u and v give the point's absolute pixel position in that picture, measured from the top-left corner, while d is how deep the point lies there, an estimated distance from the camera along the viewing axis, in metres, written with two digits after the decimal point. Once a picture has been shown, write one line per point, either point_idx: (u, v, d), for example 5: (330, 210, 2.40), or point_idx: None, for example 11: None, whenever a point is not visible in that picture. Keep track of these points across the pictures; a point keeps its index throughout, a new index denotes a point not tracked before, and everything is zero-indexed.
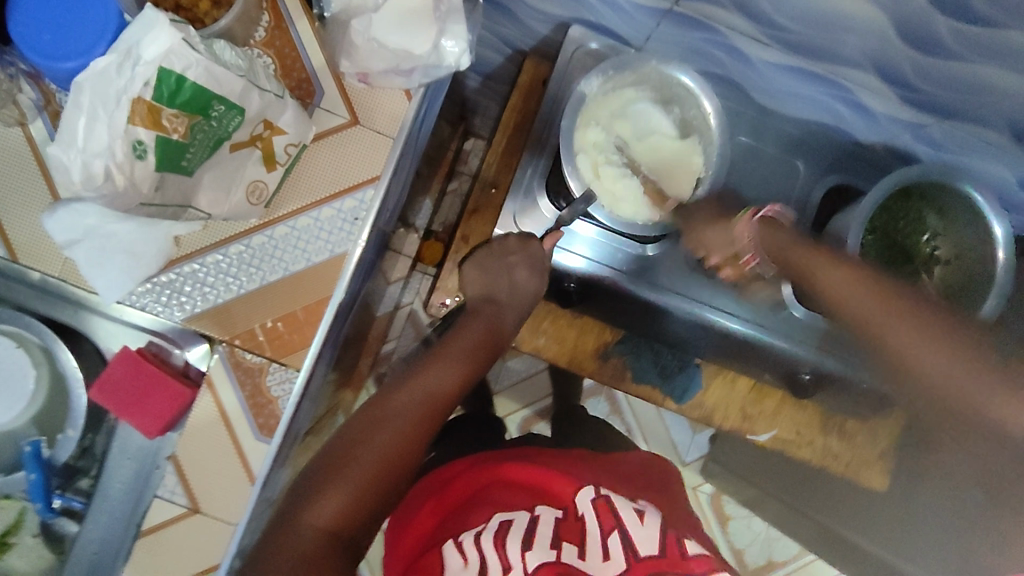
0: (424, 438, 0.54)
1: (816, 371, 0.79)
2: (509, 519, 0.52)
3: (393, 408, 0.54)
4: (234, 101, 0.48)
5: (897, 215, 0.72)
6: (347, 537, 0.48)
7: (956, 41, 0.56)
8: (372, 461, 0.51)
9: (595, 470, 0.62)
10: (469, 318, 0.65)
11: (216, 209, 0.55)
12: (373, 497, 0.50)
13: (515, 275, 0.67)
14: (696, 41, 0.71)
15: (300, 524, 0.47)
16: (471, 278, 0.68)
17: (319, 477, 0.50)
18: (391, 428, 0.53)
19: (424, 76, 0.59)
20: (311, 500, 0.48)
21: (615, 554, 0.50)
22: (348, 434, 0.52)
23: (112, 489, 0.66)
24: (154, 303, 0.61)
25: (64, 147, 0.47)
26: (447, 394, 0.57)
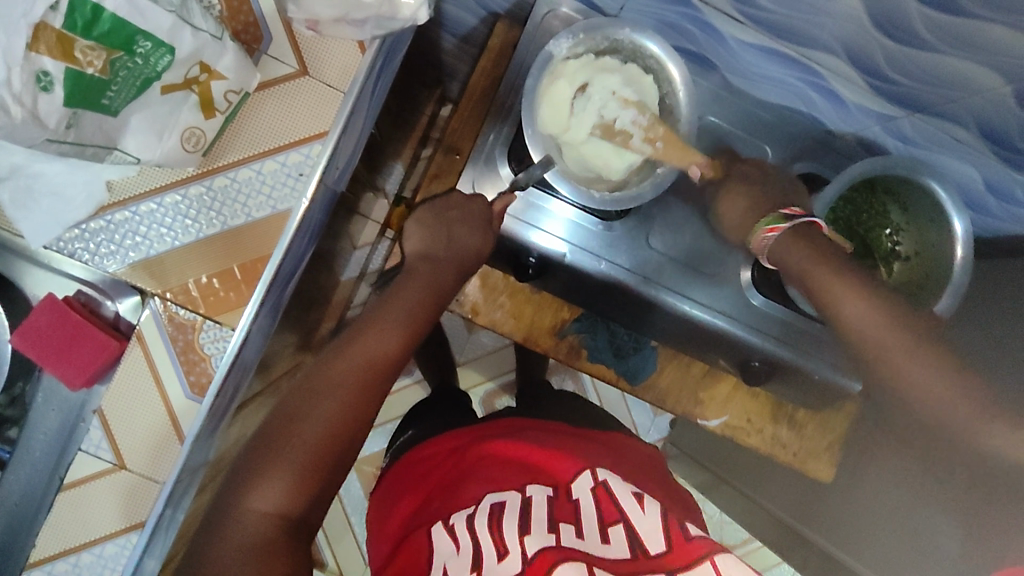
0: (366, 409, 0.51)
1: (767, 359, 0.78)
2: (500, 500, 0.48)
3: (330, 378, 0.51)
4: (162, 38, 0.45)
5: (861, 207, 0.73)
6: (297, 518, 0.46)
7: (931, 32, 0.54)
8: (311, 440, 0.48)
9: (582, 446, 0.59)
10: (412, 275, 0.62)
11: (146, 154, 0.53)
12: (318, 476, 0.48)
13: (454, 230, 0.66)
14: (672, 15, 0.69)
15: (246, 513, 0.45)
16: (410, 234, 0.67)
17: (260, 455, 0.47)
18: (329, 399, 0.50)
19: (378, 27, 0.56)
20: (252, 483, 0.46)
21: (617, 541, 0.46)
22: (285, 412, 0.49)
23: (35, 441, 0.65)
24: (83, 251, 0.58)
25: None
26: (388, 357, 0.54)
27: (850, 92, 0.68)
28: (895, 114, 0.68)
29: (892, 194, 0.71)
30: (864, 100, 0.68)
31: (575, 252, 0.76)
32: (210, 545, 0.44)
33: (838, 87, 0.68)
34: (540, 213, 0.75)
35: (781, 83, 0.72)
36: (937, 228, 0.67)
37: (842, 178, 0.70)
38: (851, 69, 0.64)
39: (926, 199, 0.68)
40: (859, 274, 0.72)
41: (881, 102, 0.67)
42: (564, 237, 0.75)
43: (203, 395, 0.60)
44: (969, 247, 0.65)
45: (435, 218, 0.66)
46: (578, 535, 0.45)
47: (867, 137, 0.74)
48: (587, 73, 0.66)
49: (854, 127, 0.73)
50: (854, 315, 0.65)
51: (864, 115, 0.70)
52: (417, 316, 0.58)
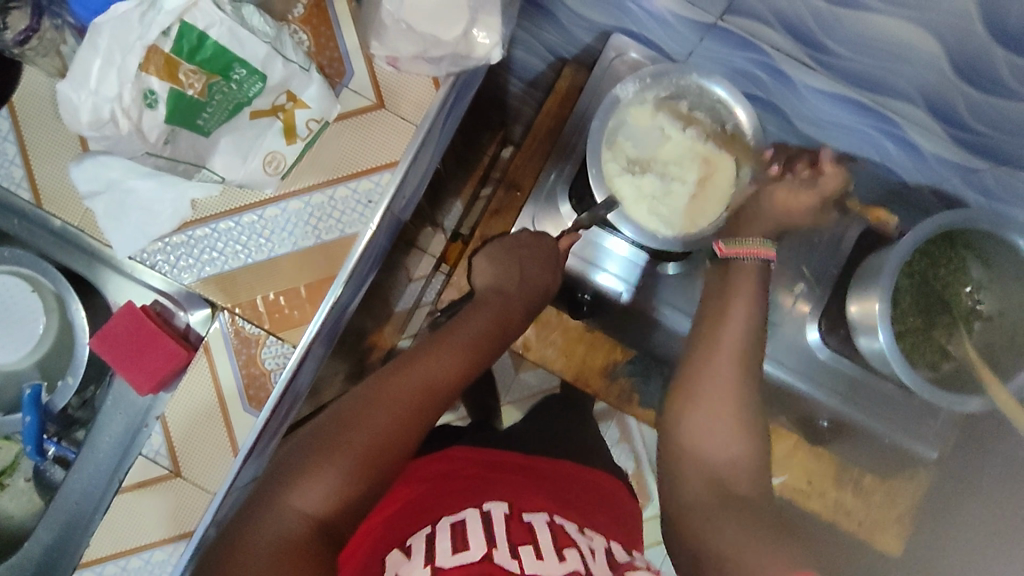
0: (417, 429, 0.55)
1: (834, 418, 0.77)
2: (460, 518, 0.50)
3: (388, 395, 0.55)
4: (256, 67, 0.49)
5: (938, 260, 0.67)
6: (330, 525, 0.49)
7: (1019, 79, 0.52)
8: (360, 450, 0.51)
9: (528, 480, 0.61)
10: (481, 306, 0.67)
11: (231, 174, 0.58)
12: (361, 487, 0.51)
13: (527, 267, 0.68)
14: (741, 61, 0.69)
15: (285, 510, 0.48)
16: (481, 268, 0.70)
17: (307, 458, 0.50)
18: (383, 417, 0.53)
19: (452, 65, 0.58)
20: (299, 480, 0.49)
21: (574, 560, 0.46)
22: (337, 420, 0.53)
23: (99, 442, 0.68)
24: (163, 263, 0.61)
25: (74, 86, 0.45)
26: (445, 382, 0.58)
27: (929, 143, 0.66)
28: (977, 165, 0.65)
29: (971, 248, 0.66)
30: (944, 151, 0.66)
31: (630, 291, 0.75)
32: (244, 534, 0.47)
33: (916, 137, 0.66)
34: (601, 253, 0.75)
35: (852, 131, 0.70)
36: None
37: (923, 228, 0.65)
38: (930, 118, 0.62)
39: (1015, 256, 0.64)
40: (934, 331, 0.67)
41: (962, 152, 0.64)
42: (623, 277, 0.75)
43: (260, 409, 0.61)
44: None
45: (506, 253, 0.69)
46: (538, 556, 0.45)
47: (944, 190, 0.71)
48: (648, 123, 0.69)
49: (932, 180, 0.71)
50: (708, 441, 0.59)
51: (942, 166, 0.68)
52: (477, 346, 0.63)
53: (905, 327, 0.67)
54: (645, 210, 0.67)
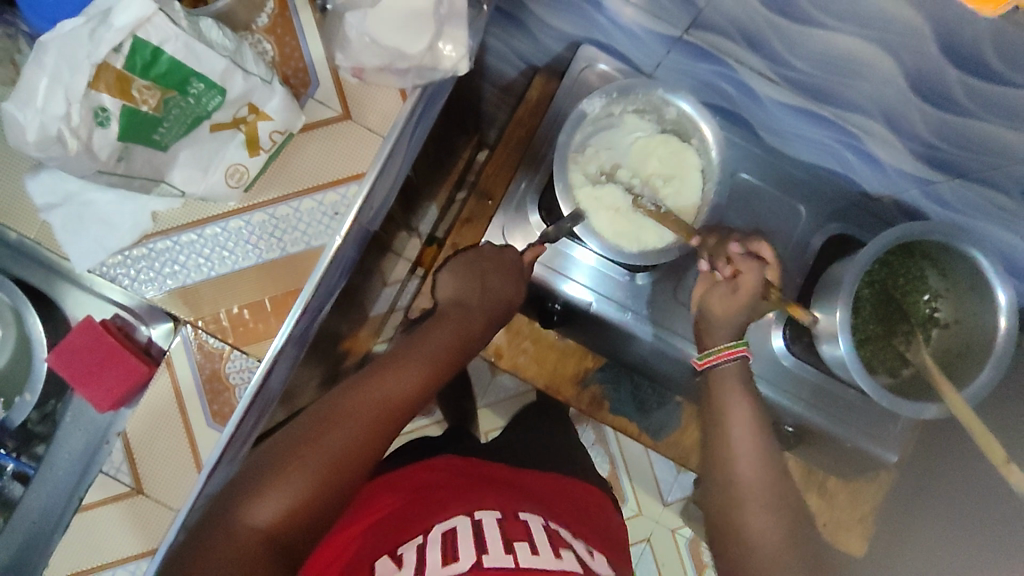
0: (380, 442, 0.53)
1: (799, 424, 0.77)
2: (451, 526, 0.50)
3: (349, 407, 0.53)
4: (213, 81, 0.48)
5: (897, 271, 0.69)
6: (283, 542, 0.47)
7: (969, 97, 0.54)
8: (318, 466, 0.49)
9: (510, 486, 0.61)
10: (443, 318, 0.65)
11: (191, 187, 0.56)
12: (318, 503, 0.49)
13: (489, 280, 0.68)
14: (707, 73, 0.70)
15: (236, 528, 0.46)
16: (443, 281, 0.69)
17: (263, 474, 0.48)
18: (343, 431, 0.51)
19: (419, 77, 0.58)
20: (253, 496, 0.47)
21: (569, 557, 0.47)
22: (297, 433, 0.50)
23: (58, 460, 0.67)
24: (124, 276, 0.60)
25: (19, 104, 0.44)
26: (409, 397, 0.56)
27: (888, 155, 0.67)
28: (934, 178, 0.66)
29: (930, 260, 0.68)
30: (902, 163, 0.67)
31: (600, 302, 0.75)
32: (192, 554, 0.44)
33: (876, 149, 0.67)
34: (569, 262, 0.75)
35: (816, 143, 0.72)
36: (976, 295, 0.66)
37: (882, 240, 0.66)
38: (889, 132, 0.64)
39: (967, 265, 0.66)
40: (894, 339, 0.70)
41: (919, 165, 0.66)
42: (592, 287, 0.75)
43: (224, 424, 0.61)
44: (1012, 317, 0.62)
45: (468, 268, 0.68)
46: (533, 552, 0.46)
47: (903, 201, 0.73)
48: (614, 139, 0.70)
49: (892, 190, 0.72)
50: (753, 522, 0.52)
51: (902, 178, 0.69)
52: (442, 359, 0.61)
53: (865, 335, 0.69)
54: (609, 223, 0.68)
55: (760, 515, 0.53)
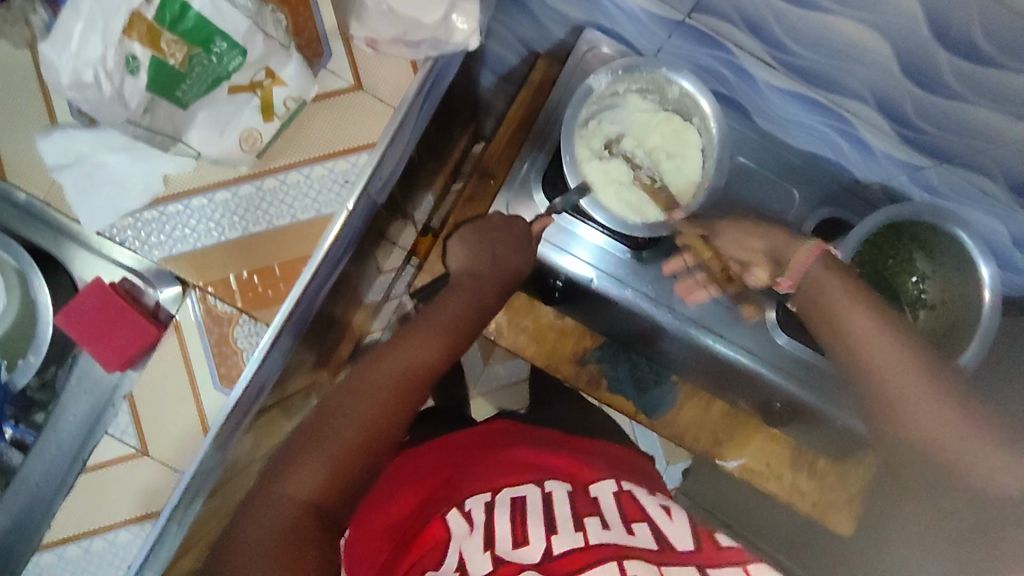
0: (402, 410, 0.57)
1: (789, 402, 0.79)
2: (519, 492, 0.50)
3: (371, 380, 0.57)
4: (238, 41, 0.49)
5: (886, 251, 0.72)
6: (324, 508, 0.52)
7: (958, 80, 0.56)
8: (346, 437, 0.53)
9: (587, 457, 0.62)
10: (455, 289, 0.68)
11: (206, 148, 0.57)
12: (350, 470, 0.53)
13: (497, 250, 0.71)
14: (707, 59, 0.72)
15: (281, 497, 0.50)
16: (454, 251, 0.72)
17: (299, 449, 0.53)
18: (367, 401, 0.56)
19: (432, 48, 0.60)
20: (291, 468, 0.52)
21: (643, 534, 0.45)
22: (325, 409, 0.55)
23: (63, 423, 0.67)
24: (134, 239, 0.61)
25: (56, 48, 0.45)
26: (423, 366, 0.60)
27: (878, 141, 0.70)
28: (922, 164, 0.70)
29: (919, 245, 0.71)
30: (892, 149, 0.70)
31: (602, 278, 0.77)
32: (248, 521, 0.50)
33: (867, 135, 0.70)
34: (570, 238, 0.76)
35: (809, 129, 0.74)
36: (963, 275, 0.69)
37: (872, 219, 0.71)
38: (880, 117, 0.67)
39: (953, 244, 0.69)
40: None
41: (908, 151, 0.69)
42: (593, 264, 0.76)
43: (231, 387, 0.61)
44: (996, 293, 0.66)
45: (479, 236, 0.71)
46: (604, 526, 0.45)
47: (892, 187, 0.76)
48: (618, 118, 0.73)
49: (881, 177, 0.75)
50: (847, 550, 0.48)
51: (892, 164, 0.72)
52: (453, 330, 0.64)
53: None
54: (615, 193, 0.70)
55: (880, 345, 0.64)
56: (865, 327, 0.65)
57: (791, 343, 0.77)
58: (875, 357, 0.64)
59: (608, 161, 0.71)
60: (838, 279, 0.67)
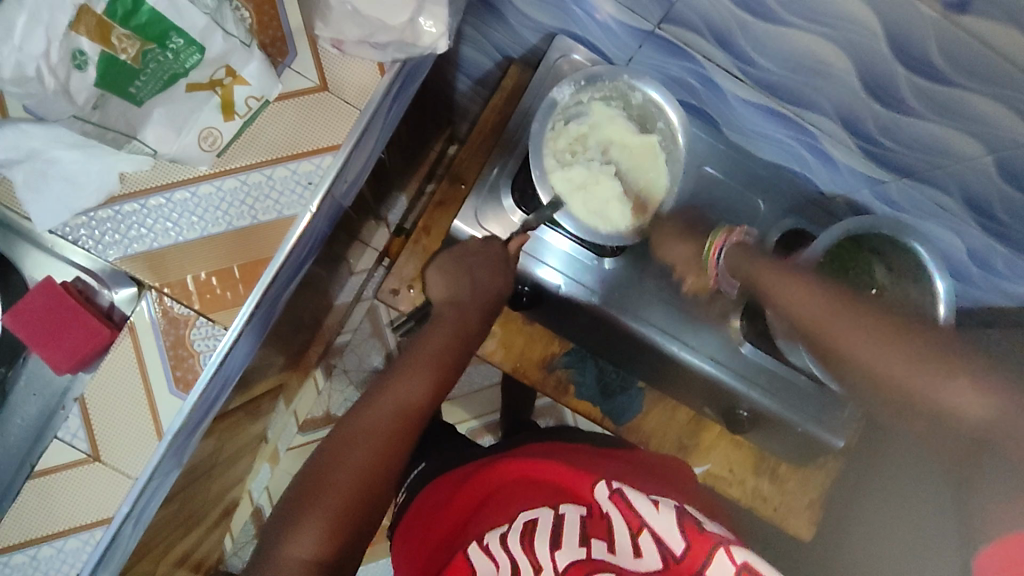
0: (395, 454, 0.57)
1: (754, 410, 0.79)
2: (531, 517, 0.48)
3: (362, 427, 0.57)
4: (194, 37, 0.48)
5: (846, 261, 0.72)
6: (331, 567, 0.51)
7: (918, 99, 0.58)
8: (343, 489, 0.53)
9: (599, 461, 0.60)
10: (439, 321, 0.67)
11: (163, 147, 0.56)
12: (350, 523, 0.53)
13: (476, 274, 0.69)
14: (676, 69, 0.73)
15: (284, 563, 0.50)
16: (434, 281, 0.71)
17: (297, 508, 0.52)
18: (359, 449, 0.55)
19: (399, 51, 0.59)
20: (290, 534, 0.51)
21: (649, 550, 0.45)
22: (321, 461, 0.55)
23: (10, 425, 0.65)
24: (87, 238, 0.59)
25: None
26: (410, 405, 0.59)
27: (842, 154, 0.71)
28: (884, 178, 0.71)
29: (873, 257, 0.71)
30: (855, 162, 0.72)
31: (569, 284, 0.77)
32: None
33: (831, 148, 0.72)
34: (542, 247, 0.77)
35: (776, 141, 0.76)
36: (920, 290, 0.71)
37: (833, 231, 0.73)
38: (844, 131, 0.68)
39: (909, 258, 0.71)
40: None
41: (870, 165, 0.71)
42: (563, 272, 0.77)
43: (187, 392, 0.60)
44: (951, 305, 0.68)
45: (457, 265, 0.70)
46: (610, 549, 0.45)
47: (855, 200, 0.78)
48: (584, 129, 0.73)
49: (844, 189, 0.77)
50: (793, 301, 0.69)
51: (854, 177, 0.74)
52: (442, 363, 0.63)
53: None
54: (584, 205, 0.70)
55: (811, 303, 0.67)
56: (795, 296, 0.69)
57: (755, 351, 0.78)
58: (820, 321, 0.67)
59: (577, 172, 0.71)
60: (746, 257, 0.73)
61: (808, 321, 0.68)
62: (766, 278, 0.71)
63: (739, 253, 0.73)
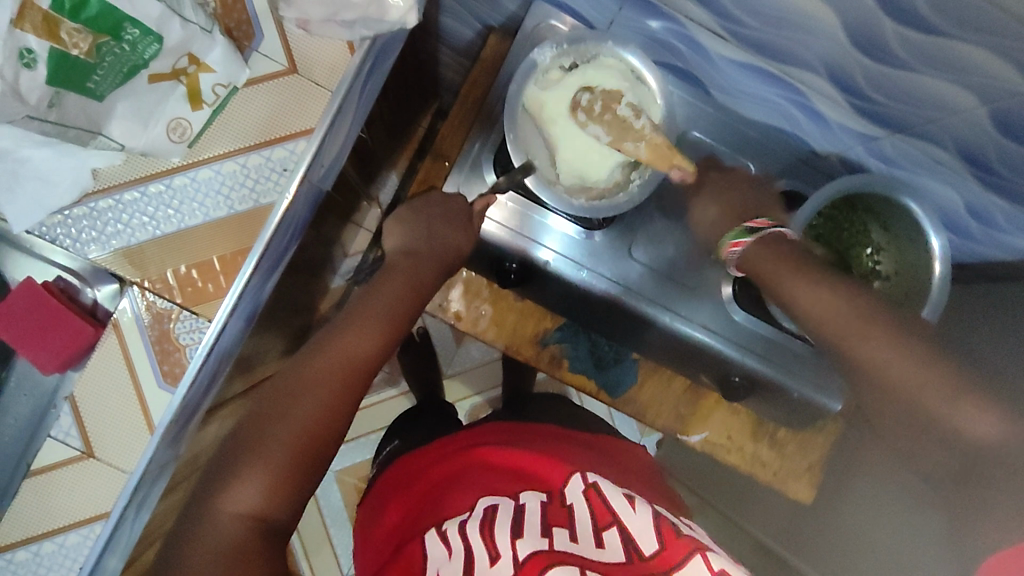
0: (347, 407, 0.53)
1: (747, 375, 0.78)
2: (493, 504, 0.49)
3: (311, 375, 0.53)
4: (150, 26, 0.47)
5: (840, 224, 0.72)
6: (272, 521, 0.48)
7: (907, 51, 0.55)
8: (290, 437, 0.49)
9: (584, 452, 0.60)
10: (392, 270, 0.64)
11: (132, 141, 0.55)
12: (295, 477, 0.49)
13: (436, 227, 0.67)
14: (659, 31, 0.70)
15: (220, 515, 0.46)
16: (391, 233, 0.69)
17: (236, 461, 0.49)
18: (308, 399, 0.51)
19: (367, 28, 0.57)
20: (227, 487, 0.47)
21: (612, 544, 0.45)
22: (265, 407, 0.51)
23: (6, 426, 0.67)
24: (65, 236, 0.59)
25: None
26: (361, 363, 0.55)
27: (833, 112, 0.69)
28: (876, 134, 0.69)
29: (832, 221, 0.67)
30: (846, 120, 0.70)
31: (567, 264, 0.76)
32: (188, 547, 0.46)
33: (821, 106, 0.69)
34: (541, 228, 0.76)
35: (765, 101, 0.73)
36: (917, 247, 0.68)
37: (822, 193, 0.70)
38: (834, 88, 0.65)
39: (906, 216, 0.68)
40: None
41: (862, 122, 0.69)
42: (562, 252, 0.76)
43: (176, 385, 0.60)
44: (947, 263, 0.65)
45: (413, 215, 0.68)
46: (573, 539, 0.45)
47: (849, 158, 0.76)
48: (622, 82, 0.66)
49: (838, 148, 0.75)
50: (801, 291, 0.64)
51: (846, 134, 0.72)
52: (394, 318, 0.60)
53: None
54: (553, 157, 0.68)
55: (812, 290, 0.64)
56: (808, 296, 0.64)
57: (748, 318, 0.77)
58: (821, 311, 0.63)
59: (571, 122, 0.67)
60: (770, 251, 0.68)
61: (809, 311, 0.64)
62: (782, 274, 0.66)
63: (761, 249, 0.68)
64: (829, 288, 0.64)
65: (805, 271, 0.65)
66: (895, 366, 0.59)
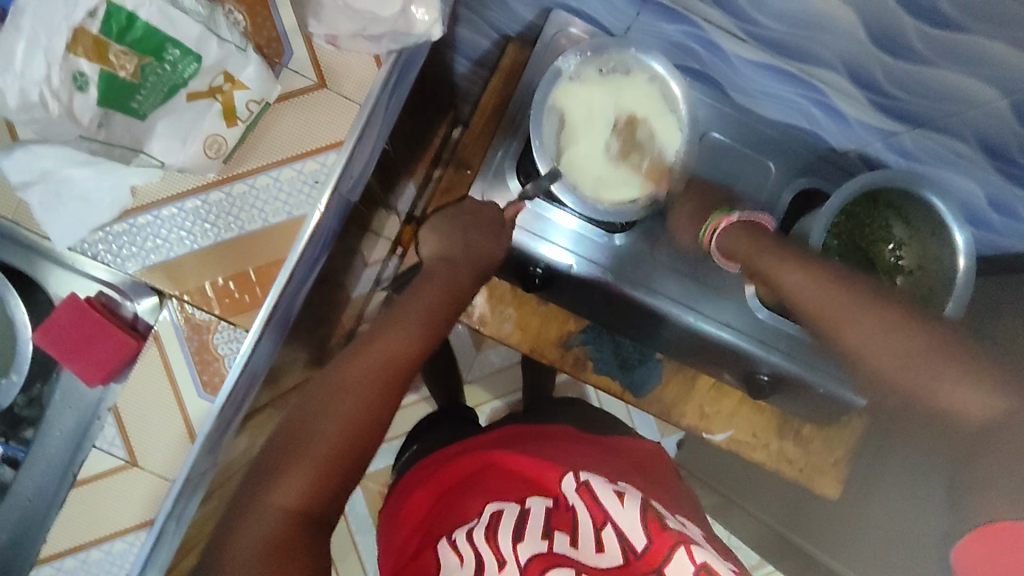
0: (389, 407, 0.54)
1: (774, 372, 0.78)
2: (497, 509, 0.49)
3: (354, 375, 0.54)
4: (189, 47, 0.50)
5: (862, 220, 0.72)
6: (315, 516, 0.48)
7: (926, 45, 0.56)
8: (333, 434, 0.51)
9: (600, 455, 0.61)
10: (430, 277, 0.65)
11: (171, 158, 0.56)
12: (338, 474, 0.50)
13: (470, 234, 0.69)
14: (676, 35, 0.71)
15: (264, 507, 0.47)
16: (428, 239, 0.71)
17: (282, 459, 0.49)
18: (351, 398, 0.52)
19: (393, 42, 0.59)
20: (274, 482, 0.48)
21: (610, 545, 0.46)
22: (311, 405, 0.52)
23: (51, 438, 0.69)
24: (106, 252, 0.60)
25: None
26: (400, 364, 0.56)
27: (852, 109, 0.70)
28: (896, 128, 0.70)
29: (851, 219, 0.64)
30: (865, 116, 0.70)
31: (581, 263, 0.77)
32: (231, 539, 0.46)
33: (840, 103, 0.70)
34: (547, 225, 0.76)
35: (782, 100, 0.74)
36: (940, 243, 0.68)
37: (844, 189, 0.70)
38: (852, 85, 0.66)
39: (929, 211, 0.69)
40: None
41: (881, 117, 0.69)
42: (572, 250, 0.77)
43: (215, 394, 0.62)
44: (970, 257, 0.66)
45: (446, 223, 0.70)
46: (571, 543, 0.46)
47: (868, 154, 0.76)
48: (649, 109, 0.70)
49: (857, 144, 0.76)
50: (793, 284, 0.64)
51: (865, 130, 0.72)
52: (430, 321, 0.61)
53: None
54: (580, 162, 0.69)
55: (798, 276, 0.64)
56: (800, 283, 0.64)
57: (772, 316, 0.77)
58: (816, 306, 0.63)
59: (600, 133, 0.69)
60: (747, 239, 0.69)
61: (798, 302, 0.64)
62: (772, 266, 0.66)
63: (746, 236, 0.69)
64: (821, 275, 0.63)
65: (808, 264, 0.64)
66: (863, 338, 0.59)
